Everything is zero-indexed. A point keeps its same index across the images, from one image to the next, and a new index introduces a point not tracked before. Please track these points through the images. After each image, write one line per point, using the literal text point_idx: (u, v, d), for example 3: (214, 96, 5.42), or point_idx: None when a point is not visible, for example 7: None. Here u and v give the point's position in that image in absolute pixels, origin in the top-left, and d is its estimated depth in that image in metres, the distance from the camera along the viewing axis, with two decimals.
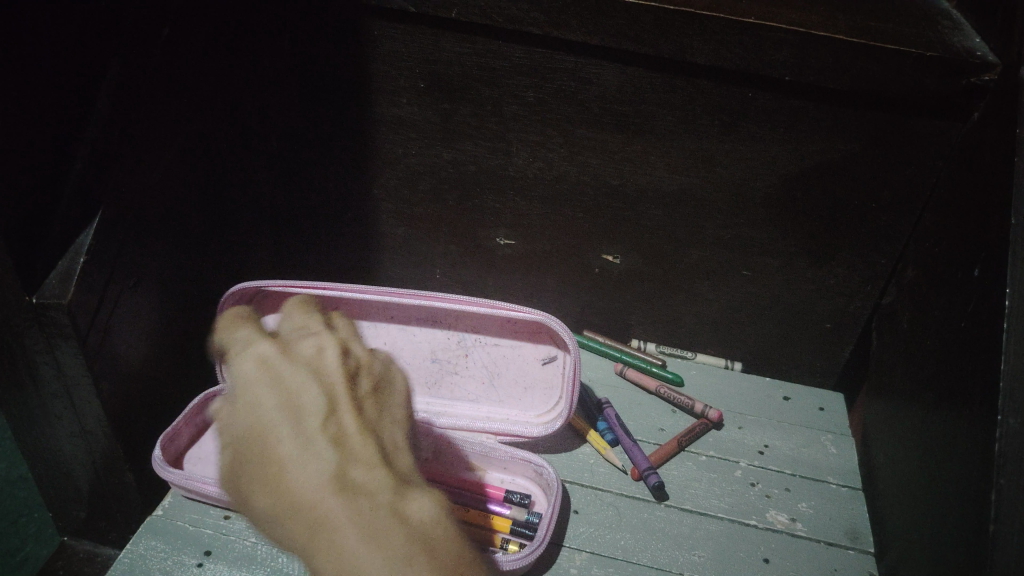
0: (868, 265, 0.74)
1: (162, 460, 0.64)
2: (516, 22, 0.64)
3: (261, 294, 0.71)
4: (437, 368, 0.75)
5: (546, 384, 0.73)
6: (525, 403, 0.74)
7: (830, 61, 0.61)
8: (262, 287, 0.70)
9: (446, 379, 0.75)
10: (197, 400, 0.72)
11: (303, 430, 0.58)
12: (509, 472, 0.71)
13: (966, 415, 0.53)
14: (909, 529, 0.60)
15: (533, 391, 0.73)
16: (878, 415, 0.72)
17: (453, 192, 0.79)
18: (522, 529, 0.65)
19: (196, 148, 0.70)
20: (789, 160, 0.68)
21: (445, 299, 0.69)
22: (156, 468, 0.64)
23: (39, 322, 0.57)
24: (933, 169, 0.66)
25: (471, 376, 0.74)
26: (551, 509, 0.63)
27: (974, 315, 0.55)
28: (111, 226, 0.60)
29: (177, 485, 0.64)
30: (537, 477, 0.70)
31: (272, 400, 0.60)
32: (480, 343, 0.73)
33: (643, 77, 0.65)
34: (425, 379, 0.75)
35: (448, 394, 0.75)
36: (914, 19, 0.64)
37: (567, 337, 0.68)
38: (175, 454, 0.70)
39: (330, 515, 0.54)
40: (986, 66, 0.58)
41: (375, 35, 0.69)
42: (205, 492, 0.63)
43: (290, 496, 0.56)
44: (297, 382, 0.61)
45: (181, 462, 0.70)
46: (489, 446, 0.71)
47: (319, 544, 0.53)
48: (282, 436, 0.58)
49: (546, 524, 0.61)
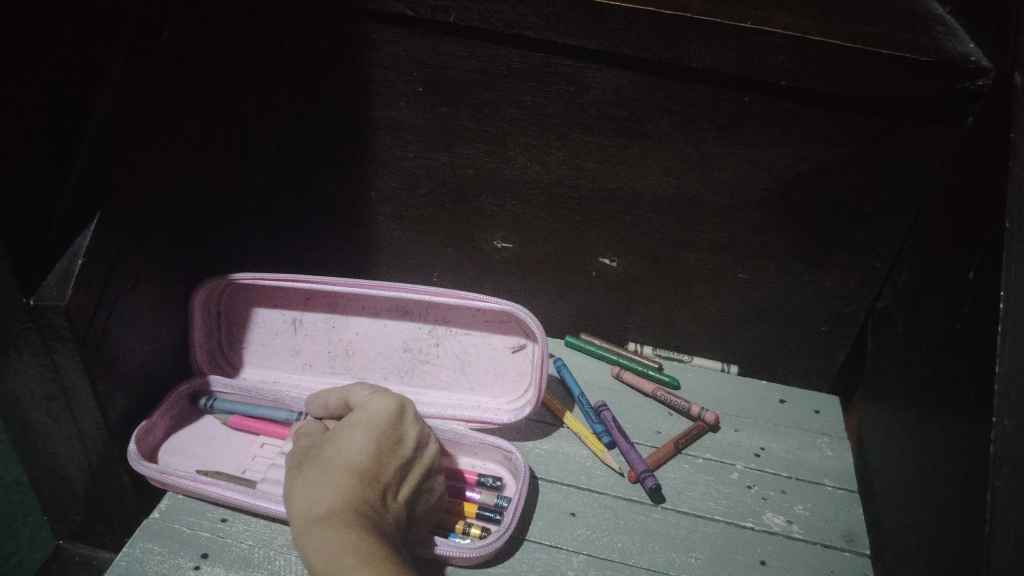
0: (863, 268, 0.74)
1: (137, 454, 0.64)
2: (514, 26, 0.64)
3: (233, 286, 0.75)
4: (409, 357, 0.77)
5: (516, 371, 0.75)
6: (495, 390, 0.76)
7: (825, 65, 0.61)
8: (232, 277, 0.74)
9: (418, 367, 0.77)
10: (170, 395, 0.72)
11: (377, 461, 0.59)
12: (481, 457, 0.72)
13: (960, 419, 0.54)
14: (905, 530, 0.61)
15: (504, 378, 0.75)
16: (874, 417, 0.72)
17: (450, 196, 0.79)
18: (489, 513, 0.66)
19: (193, 151, 0.69)
20: (785, 163, 0.69)
21: (415, 291, 0.72)
22: (131, 462, 0.64)
23: (37, 325, 0.57)
24: (928, 173, 0.66)
25: (442, 365, 0.77)
26: (516, 494, 0.64)
27: (970, 317, 0.55)
28: (110, 229, 0.60)
29: (152, 479, 0.64)
30: (507, 462, 0.71)
31: (372, 427, 0.61)
32: (450, 333, 0.75)
33: (640, 81, 0.66)
34: (398, 368, 0.77)
35: (420, 381, 0.77)
36: (907, 25, 0.65)
37: (533, 325, 0.71)
38: (151, 448, 0.69)
39: (349, 522, 0.53)
40: (980, 71, 0.59)
41: (375, 39, 0.69)
42: (179, 486, 0.64)
43: (330, 488, 0.56)
44: (401, 429, 0.63)
45: (158, 456, 0.69)
46: (459, 433, 0.71)
47: (320, 535, 0.52)
48: (364, 452, 0.59)
49: (512, 511, 0.63)
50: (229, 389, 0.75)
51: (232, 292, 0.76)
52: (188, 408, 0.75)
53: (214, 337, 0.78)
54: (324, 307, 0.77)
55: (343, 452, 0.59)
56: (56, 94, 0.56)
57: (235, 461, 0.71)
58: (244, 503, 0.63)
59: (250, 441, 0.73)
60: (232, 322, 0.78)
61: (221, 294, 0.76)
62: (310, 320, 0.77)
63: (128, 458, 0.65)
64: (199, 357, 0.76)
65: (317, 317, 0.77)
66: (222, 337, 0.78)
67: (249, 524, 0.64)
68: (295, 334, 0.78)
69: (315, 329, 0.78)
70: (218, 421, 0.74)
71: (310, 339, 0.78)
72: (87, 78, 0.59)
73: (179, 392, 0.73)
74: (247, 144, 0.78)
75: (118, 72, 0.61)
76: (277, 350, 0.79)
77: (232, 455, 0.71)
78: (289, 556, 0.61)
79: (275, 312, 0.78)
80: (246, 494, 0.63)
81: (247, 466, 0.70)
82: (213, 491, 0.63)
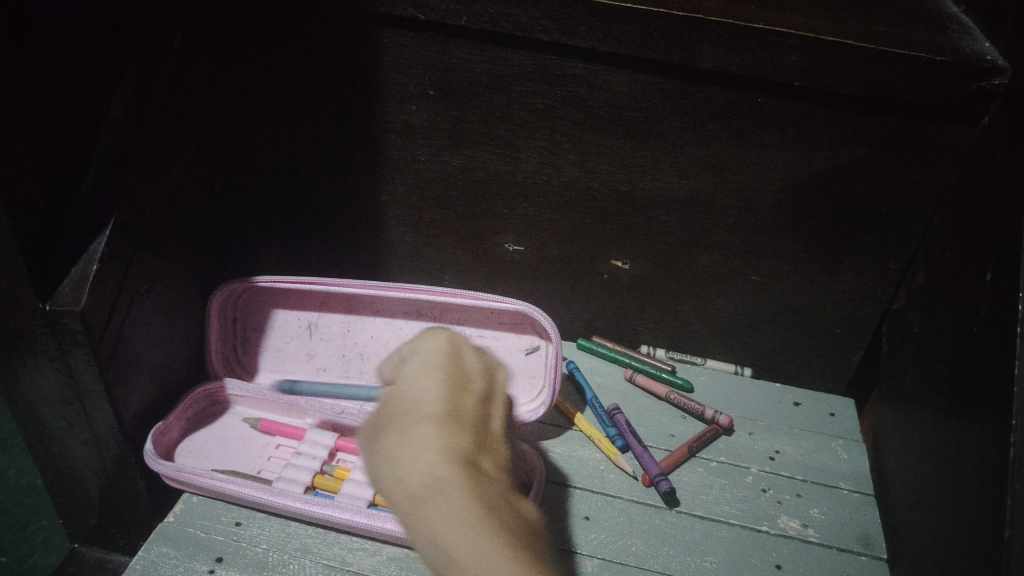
0: (878, 269, 0.74)
1: (154, 452, 0.64)
2: (526, 29, 0.64)
3: (250, 288, 0.77)
4: None
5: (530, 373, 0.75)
6: None
7: (839, 66, 0.61)
8: (253, 279, 0.75)
9: None
10: (188, 395, 0.72)
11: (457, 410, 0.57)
12: None
13: (978, 423, 0.53)
14: (923, 534, 0.60)
15: None
16: (889, 421, 0.72)
17: (462, 199, 0.79)
18: None
19: (205, 156, 0.70)
20: (799, 164, 0.68)
21: (429, 292, 0.73)
22: (147, 461, 0.64)
23: (52, 330, 0.57)
24: (942, 173, 0.66)
25: None
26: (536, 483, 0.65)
27: (986, 319, 0.54)
28: (123, 234, 0.60)
29: (168, 477, 0.64)
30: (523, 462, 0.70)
31: (432, 372, 0.60)
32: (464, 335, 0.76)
33: (653, 83, 0.66)
34: None
35: None
36: (923, 24, 0.64)
37: (547, 325, 0.71)
38: (167, 448, 0.69)
39: (451, 480, 0.49)
40: (996, 70, 0.58)
41: (385, 43, 0.69)
42: (195, 484, 0.64)
43: (418, 449, 0.52)
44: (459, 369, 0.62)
45: (173, 456, 0.69)
46: None
47: (427, 506, 0.48)
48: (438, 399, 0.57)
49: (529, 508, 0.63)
50: (244, 393, 0.75)
51: (249, 295, 0.78)
52: (204, 409, 0.74)
53: (228, 341, 0.78)
54: (339, 309, 0.79)
55: (419, 405, 0.57)
56: (69, 100, 0.56)
57: (250, 462, 0.71)
58: (261, 500, 0.63)
59: (266, 443, 0.73)
60: (247, 326, 0.79)
61: (238, 296, 0.77)
62: (326, 323, 0.79)
63: (144, 456, 0.66)
64: (214, 361, 0.76)
65: (332, 319, 0.79)
66: (238, 342, 0.79)
67: (263, 528, 0.64)
68: (310, 338, 0.79)
69: (330, 332, 0.79)
70: (237, 424, 0.75)
71: (325, 343, 0.79)
72: (100, 85, 0.59)
73: (196, 393, 0.73)
74: (258, 148, 0.78)
75: (130, 79, 0.61)
76: (291, 355, 0.79)
77: (247, 456, 0.72)
78: (304, 559, 0.61)
79: (292, 316, 0.79)
80: (263, 491, 0.63)
81: (263, 466, 0.71)
82: (230, 489, 0.63)
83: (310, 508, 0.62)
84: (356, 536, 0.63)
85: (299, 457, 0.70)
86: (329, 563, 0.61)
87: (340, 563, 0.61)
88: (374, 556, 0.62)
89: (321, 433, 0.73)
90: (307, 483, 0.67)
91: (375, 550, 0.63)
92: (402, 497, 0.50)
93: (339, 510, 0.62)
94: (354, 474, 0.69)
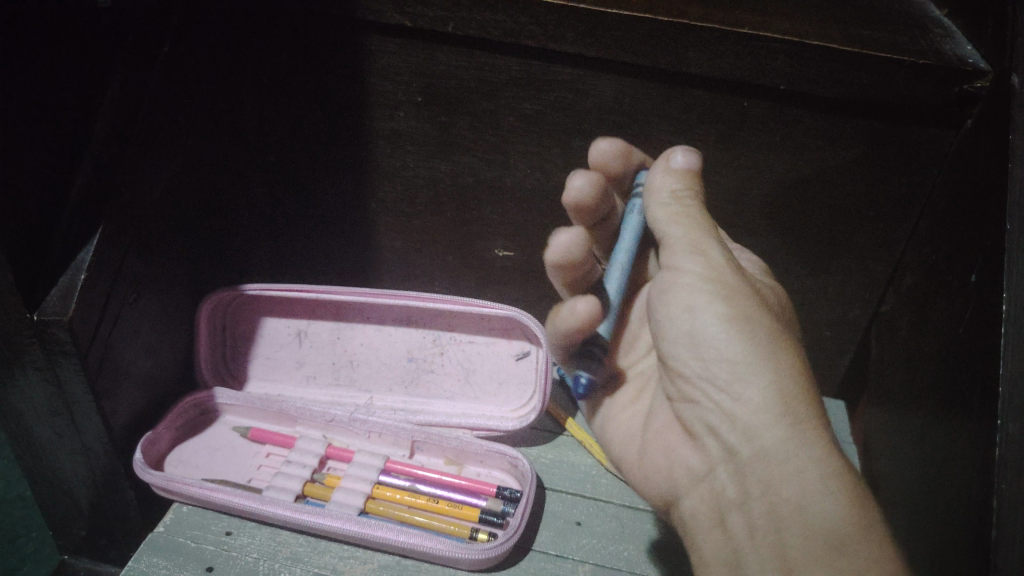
0: (867, 272, 0.74)
1: (144, 462, 0.64)
2: (512, 35, 0.64)
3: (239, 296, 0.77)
4: (414, 367, 0.78)
5: (520, 379, 0.75)
6: (500, 399, 0.76)
7: (823, 71, 0.61)
8: (241, 288, 0.75)
9: (422, 377, 0.78)
10: (176, 405, 0.72)
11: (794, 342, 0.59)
12: (486, 465, 0.72)
13: (965, 423, 0.53)
14: (914, 535, 0.60)
15: (507, 386, 0.76)
16: (880, 421, 0.72)
17: (452, 205, 0.79)
18: (492, 518, 0.66)
19: (192, 164, 0.69)
20: (787, 168, 0.69)
21: (417, 297, 0.74)
22: (137, 470, 0.64)
23: (39, 340, 0.57)
24: (928, 175, 0.66)
25: (446, 374, 0.77)
26: (525, 492, 0.65)
27: (972, 320, 0.55)
28: (110, 244, 0.60)
29: (158, 486, 0.64)
30: (512, 468, 0.71)
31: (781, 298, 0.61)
32: (455, 341, 0.77)
33: (640, 87, 0.66)
34: (402, 378, 0.78)
35: (425, 392, 0.78)
36: (906, 28, 0.65)
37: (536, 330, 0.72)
38: (156, 458, 0.69)
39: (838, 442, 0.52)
40: (978, 74, 0.58)
41: (373, 50, 0.69)
42: (186, 493, 0.64)
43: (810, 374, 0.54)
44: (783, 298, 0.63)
45: (162, 466, 0.69)
46: (464, 441, 0.71)
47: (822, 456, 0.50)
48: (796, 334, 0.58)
49: (519, 516, 0.62)
50: (235, 402, 0.75)
51: (238, 303, 0.78)
52: (194, 418, 0.74)
53: (216, 350, 0.78)
54: (329, 317, 0.78)
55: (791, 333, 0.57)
56: None
57: (241, 470, 0.71)
58: (252, 509, 0.63)
59: (256, 451, 0.73)
60: (236, 334, 0.79)
61: (227, 305, 0.77)
62: (315, 331, 0.79)
63: (134, 466, 0.65)
64: (203, 366, 0.76)
65: (322, 327, 0.79)
66: (227, 350, 0.79)
67: (254, 537, 0.64)
68: (300, 346, 0.79)
69: (320, 340, 0.79)
70: (228, 432, 0.74)
71: (315, 351, 0.79)
72: None
73: (186, 402, 0.73)
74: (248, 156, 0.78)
75: None
76: (281, 362, 0.79)
77: (237, 464, 0.72)
78: (294, 568, 0.61)
79: (281, 324, 0.79)
80: (254, 500, 0.63)
81: (253, 475, 0.71)
82: (221, 498, 0.63)
83: (300, 516, 0.62)
84: (346, 544, 0.63)
85: (290, 466, 0.70)
86: (320, 572, 0.61)
87: (331, 571, 0.61)
88: (365, 564, 0.62)
89: (311, 441, 0.73)
90: (298, 492, 0.67)
91: (367, 559, 0.62)
92: (804, 428, 0.51)
93: (330, 519, 0.62)
94: (344, 481, 0.69)
